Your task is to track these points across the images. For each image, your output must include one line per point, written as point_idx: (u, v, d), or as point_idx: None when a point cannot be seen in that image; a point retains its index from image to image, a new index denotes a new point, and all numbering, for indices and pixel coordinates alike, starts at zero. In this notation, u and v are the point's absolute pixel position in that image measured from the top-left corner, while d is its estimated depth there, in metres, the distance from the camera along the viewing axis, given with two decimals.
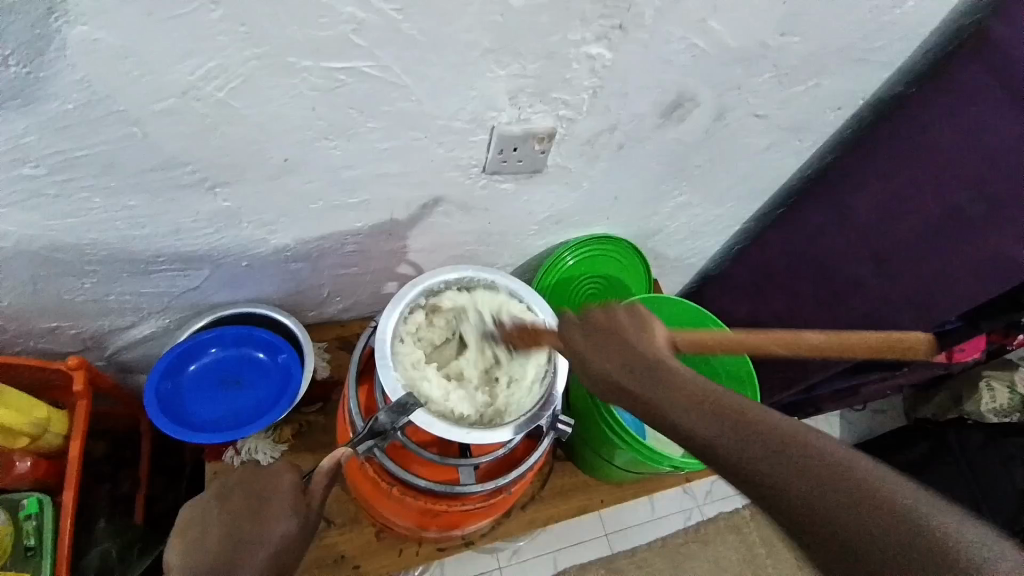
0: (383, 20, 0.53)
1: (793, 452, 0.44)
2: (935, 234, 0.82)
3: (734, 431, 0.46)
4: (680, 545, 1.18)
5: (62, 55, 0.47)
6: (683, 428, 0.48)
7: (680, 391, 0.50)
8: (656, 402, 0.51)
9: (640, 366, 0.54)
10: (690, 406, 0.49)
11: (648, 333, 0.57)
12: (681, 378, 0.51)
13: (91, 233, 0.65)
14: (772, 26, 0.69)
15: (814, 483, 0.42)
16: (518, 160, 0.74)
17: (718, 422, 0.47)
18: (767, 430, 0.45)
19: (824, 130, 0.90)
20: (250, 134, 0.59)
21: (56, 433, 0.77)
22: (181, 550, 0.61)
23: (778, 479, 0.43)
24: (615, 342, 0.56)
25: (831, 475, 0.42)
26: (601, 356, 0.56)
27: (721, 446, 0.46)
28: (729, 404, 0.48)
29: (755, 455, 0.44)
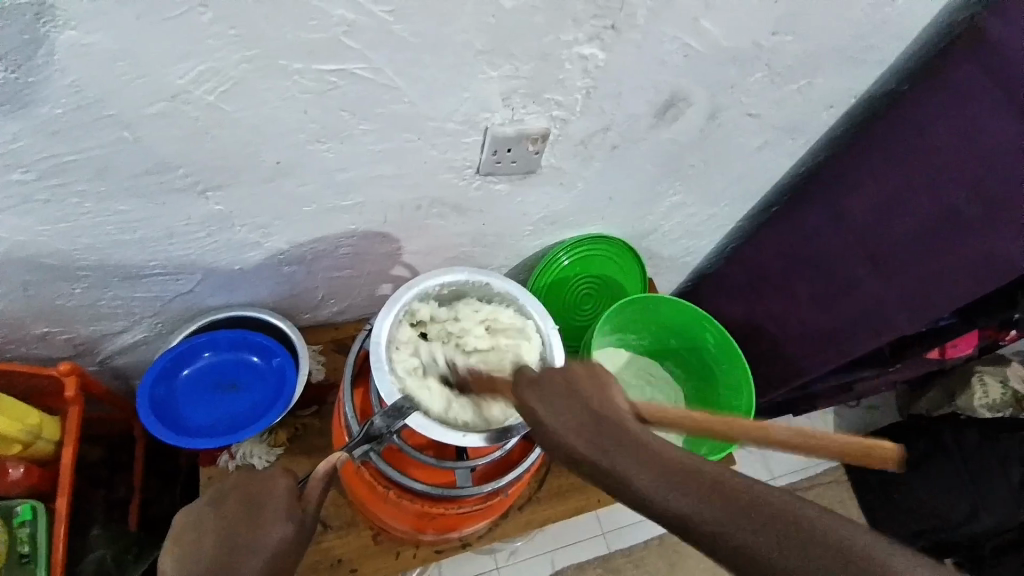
0: (375, 21, 0.52)
1: (787, 526, 0.40)
2: (930, 234, 0.82)
3: (726, 515, 0.41)
4: (678, 543, 1.18)
5: (52, 59, 0.47)
6: (666, 514, 0.43)
7: (656, 470, 0.45)
8: (639, 489, 0.44)
9: (613, 439, 0.47)
10: (672, 485, 0.43)
11: (607, 393, 0.50)
12: (653, 449, 0.46)
13: (82, 238, 0.64)
14: (766, 26, 0.69)
15: (832, 572, 0.38)
16: (512, 161, 0.74)
17: (710, 506, 0.42)
18: (760, 507, 0.41)
19: (817, 128, 0.90)
20: (243, 138, 0.59)
21: (49, 439, 0.76)
22: (176, 556, 0.60)
23: (786, 569, 0.39)
24: (579, 408, 0.49)
25: (841, 557, 0.38)
26: (559, 423, 0.49)
27: (725, 536, 0.41)
28: (711, 477, 0.43)
29: (762, 547, 0.40)
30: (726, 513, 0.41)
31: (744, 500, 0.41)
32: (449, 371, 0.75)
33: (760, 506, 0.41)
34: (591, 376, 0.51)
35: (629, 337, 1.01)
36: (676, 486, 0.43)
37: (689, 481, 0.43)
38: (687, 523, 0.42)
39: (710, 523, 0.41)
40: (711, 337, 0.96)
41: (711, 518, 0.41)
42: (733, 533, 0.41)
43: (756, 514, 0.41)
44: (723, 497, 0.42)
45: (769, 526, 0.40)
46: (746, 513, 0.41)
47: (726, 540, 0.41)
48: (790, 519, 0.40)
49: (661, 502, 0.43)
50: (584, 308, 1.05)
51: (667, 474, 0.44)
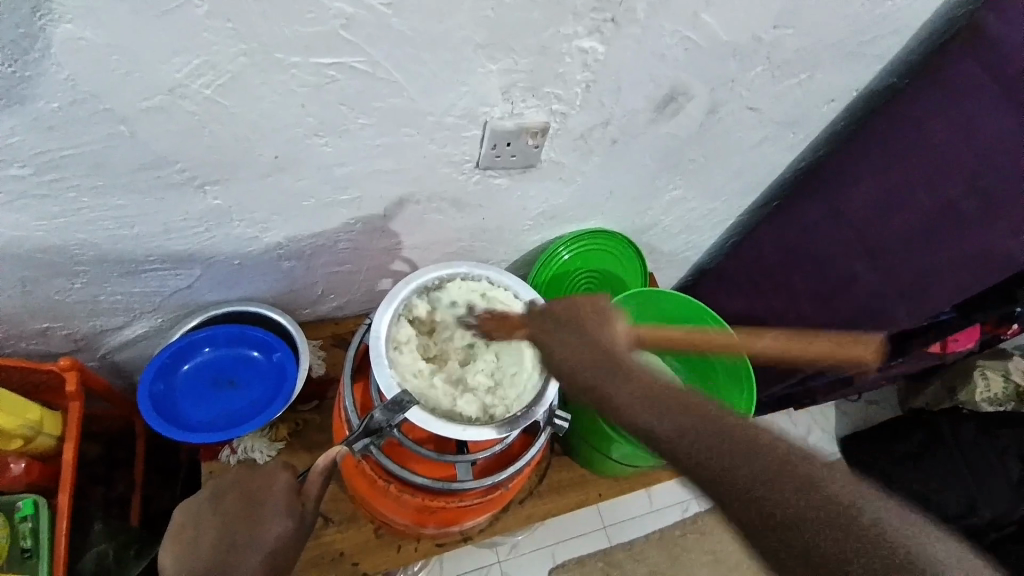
0: (373, 15, 0.52)
1: (720, 430, 0.53)
2: (928, 229, 0.83)
3: (676, 415, 0.55)
4: (678, 537, 1.19)
5: (48, 54, 0.46)
6: (633, 418, 0.56)
7: (635, 386, 0.58)
8: (620, 402, 0.57)
9: (608, 365, 0.60)
10: (644, 396, 0.57)
11: (611, 329, 0.64)
12: (639, 372, 0.59)
13: (79, 233, 0.64)
14: (766, 18, 0.69)
15: (743, 458, 0.51)
16: (511, 156, 0.74)
17: (669, 412, 0.55)
18: (705, 413, 0.55)
19: (818, 122, 0.90)
20: (240, 132, 0.59)
21: (50, 434, 0.76)
22: (176, 554, 0.60)
23: (712, 457, 0.51)
24: (584, 342, 0.63)
25: (758, 449, 0.51)
26: (563, 353, 0.63)
27: (671, 434, 0.54)
28: (674, 391, 0.57)
29: (694, 440, 0.53)
30: (682, 419, 0.54)
31: (695, 409, 0.55)
32: (454, 363, 0.75)
33: (703, 411, 0.55)
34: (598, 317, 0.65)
35: None
36: (648, 398, 0.57)
37: (662, 394, 0.57)
38: (647, 423, 0.55)
39: (663, 423, 0.55)
40: (711, 332, 0.96)
41: (668, 419, 0.55)
42: (681, 430, 0.54)
43: (700, 418, 0.54)
44: (681, 404, 0.55)
45: (706, 428, 0.53)
46: (694, 417, 0.54)
47: (671, 439, 0.54)
48: (721, 420, 0.54)
49: (634, 410, 0.56)
50: None
51: (640, 387, 0.57)
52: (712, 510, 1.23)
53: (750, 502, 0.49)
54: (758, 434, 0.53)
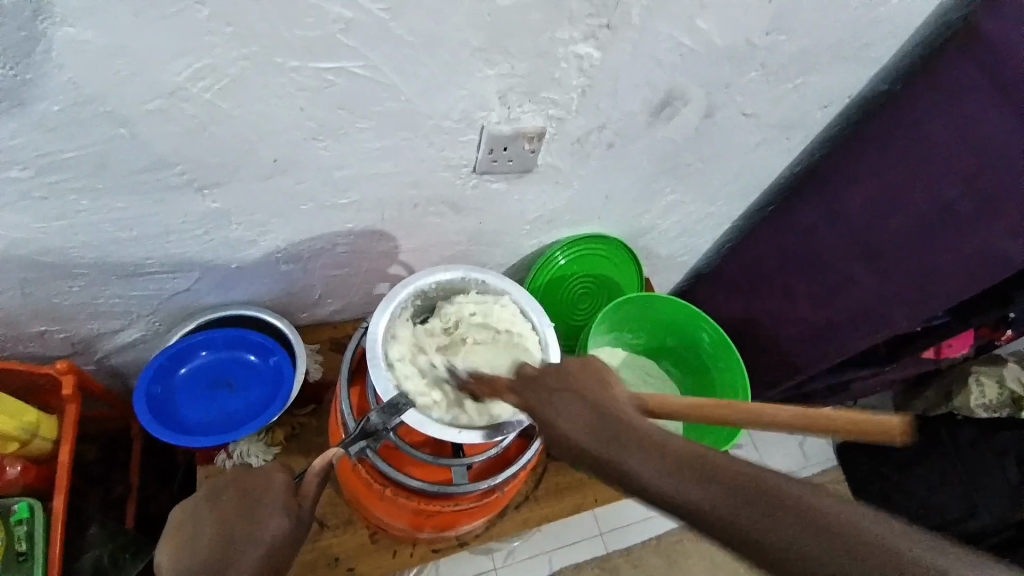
0: (372, 19, 0.53)
1: (751, 492, 0.40)
2: (927, 229, 0.83)
3: (747, 510, 0.39)
4: (675, 543, 1.18)
5: (50, 57, 0.47)
6: (684, 503, 0.41)
7: (688, 474, 0.42)
8: (671, 493, 0.42)
9: (640, 447, 0.45)
10: (701, 481, 0.41)
11: (606, 386, 0.50)
12: (654, 433, 0.45)
13: (78, 236, 0.64)
14: (760, 24, 0.70)
15: (814, 541, 0.38)
16: (509, 160, 0.74)
17: (744, 508, 0.40)
18: (783, 497, 0.39)
19: (812, 128, 0.90)
20: (239, 135, 0.59)
21: (45, 437, 0.76)
22: (172, 552, 0.60)
23: (808, 569, 0.37)
24: (582, 400, 0.49)
25: (777, 502, 0.39)
26: (568, 420, 0.49)
27: (751, 530, 0.39)
28: (734, 472, 0.41)
29: (783, 540, 0.38)
30: (738, 500, 0.40)
31: (773, 492, 0.40)
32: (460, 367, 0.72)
33: (780, 493, 0.40)
34: (577, 362, 0.53)
35: (626, 336, 1.01)
36: (708, 486, 0.41)
37: (723, 480, 0.41)
38: (689, 506, 0.41)
39: (737, 521, 0.39)
40: (709, 337, 0.96)
41: (721, 503, 0.40)
42: (759, 527, 0.39)
43: (790, 512, 0.39)
44: (746, 490, 0.40)
45: (799, 526, 0.38)
46: (771, 512, 0.39)
47: (756, 543, 0.39)
48: (816, 513, 0.39)
49: (690, 499, 0.41)
50: (580, 307, 1.05)
51: (677, 465, 0.42)
52: None
53: (763, 561, 0.39)
54: (853, 526, 0.38)
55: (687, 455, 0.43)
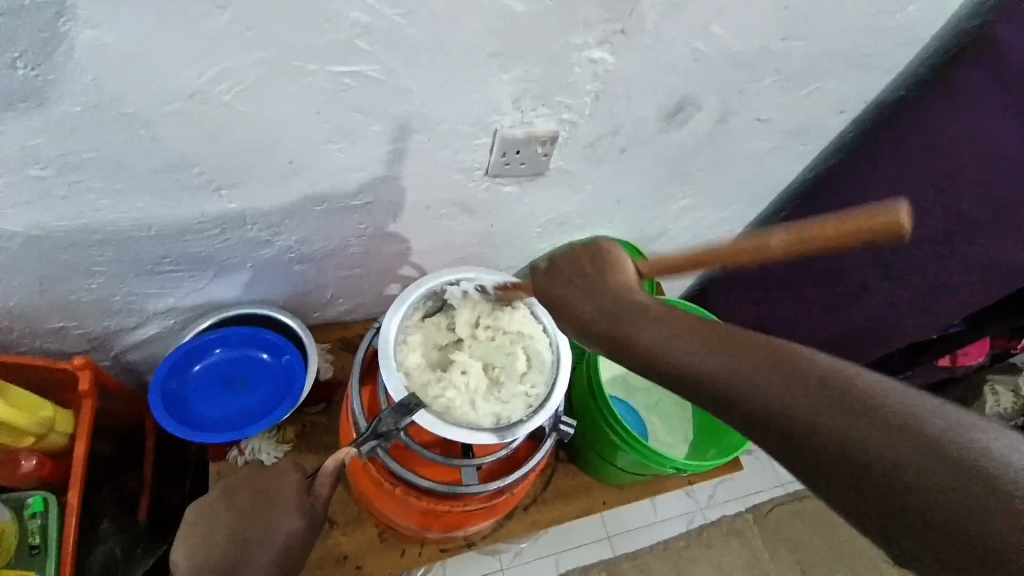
0: (388, 24, 0.53)
1: (746, 352, 0.45)
2: (942, 236, 0.85)
3: (758, 376, 0.43)
4: (683, 548, 1.18)
5: (72, 58, 0.48)
6: (714, 374, 0.45)
7: (720, 351, 0.45)
8: (705, 368, 0.45)
9: (669, 330, 0.49)
10: (735, 361, 0.44)
11: (624, 273, 0.57)
12: (662, 312, 0.51)
13: (97, 234, 0.65)
14: (776, 29, 0.69)
15: (788, 389, 0.41)
16: (521, 163, 0.75)
17: (779, 381, 0.42)
18: (821, 375, 0.41)
19: (828, 133, 0.89)
20: (254, 137, 0.60)
21: (61, 432, 0.77)
22: (189, 549, 0.62)
23: (832, 436, 0.39)
24: (593, 280, 0.57)
25: (770, 361, 0.43)
26: (580, 301, 0.55)
27: (778, 402, 0.41)
28: (765, 350, 0.44)
29: (770, 395, 0.42)
30: (730, 358, 0.45)
31: (777, 356, 0.44)
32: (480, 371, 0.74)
33: (816, 371, 0.42)
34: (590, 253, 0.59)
35: None
36: (742, 361, 0.44)
37: (759, 358, 0.44)
38: (683, 365, 0.46)
39: (769, 395, 0.42)
40: None
41: (715, 363, 0.45)
42: (790, 397, 0.41)
43: (777, 368, 0.43)
44: (784, 367, 0.43)
45: (834, 402, 0.40)
46: (804, 387, 0.41)
47: (774, 412, 0.41)
48: (835, 384, 0.40)
49: (722, 374, 0.44)
50: None
51: (709, 337, 0.47)
52: (718, 521, 1.22)
53: (744, 408, 0.43)
54: (891, 403, 0.39)
55: (722, 338, 0.46)
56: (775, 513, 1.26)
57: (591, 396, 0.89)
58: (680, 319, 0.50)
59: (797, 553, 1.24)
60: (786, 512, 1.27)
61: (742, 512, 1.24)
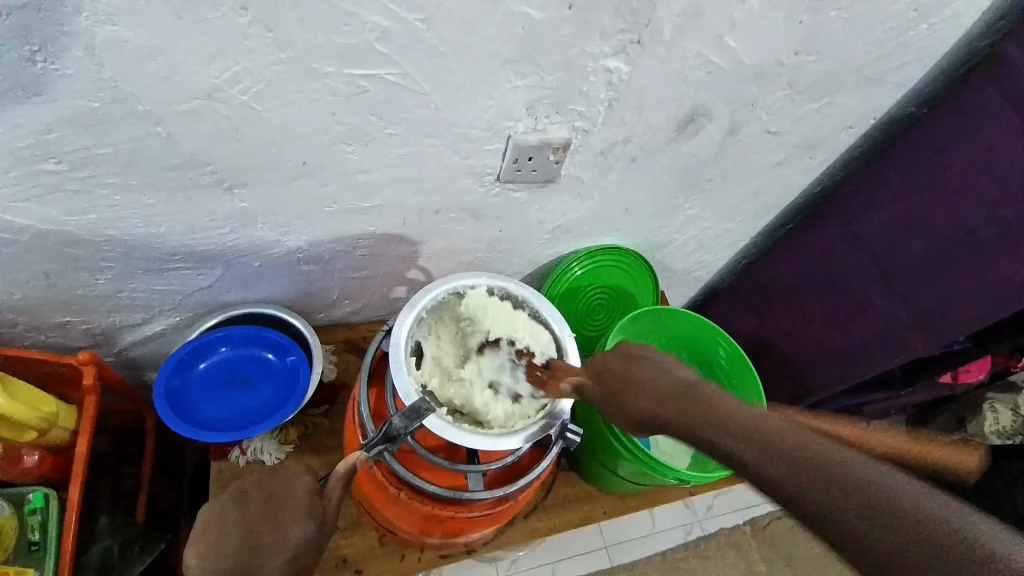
0: (407, 28, 0.53)
1: (757, 436, 0.49)
2: (943, 254, 0.83)
3: (758, 447, 0.48)
4: (680, 559, 1.17)
5: (91, 53, 0.48)
6: (738, 461, 0.49)
7: (731, 433, 0.50)
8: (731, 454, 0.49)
9: (725, 426, 0.50)
10: (765, 453, 0.47)
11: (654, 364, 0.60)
12: (665, 383, 0.57)
13: (106, 230, 0.65)
14: (788, 44, 0.70)
15: (782, 467, 0.46)
16: (532, 170, 0.75)
17: (812, 488, 0.45)
18: (848, 479, 0.44)
19: (835, 148, 0.90)
20: (270, 137, 0.60)
21: (64, 427, 0.77)
22: (200, 551, 0.60)
23: (916, 571, 0.40)
24: (639, 382, 0.58)
25: (773, 443, 0.48)
26: (632, 396, 0.58)
27: (823, 506, 0.44)
28: (778, 428, 0.49)
29: (771, 472, 0.47)
30: (740, 439, 0.49)
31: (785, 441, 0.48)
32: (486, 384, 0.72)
33: (840, 472, 0.45)
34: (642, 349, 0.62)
35: None
36: (750, 439, 0.49)
37: (760, 438, 0.49)
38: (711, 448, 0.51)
39: (767, 469, 0.47)
40: (725, 353, 0.97)
41: (729, 443, 0.49)
42: (849, 517, 0.43)
43: (779, 449, 0.47)
44: (809, 465, 0.46)
45: (835, 490, 0.44)
46: (839, 489, 0.44)
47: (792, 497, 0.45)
48: (833, 468, 0.45)
49: (740, 457, 0.49)
50: (596, 319, 1.05)
51: (712, 419, 0.51)
52: (715, 534, 1.22)
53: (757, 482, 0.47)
54: (882, 487, 0.44)
55: (763, 419, 0.50)
56: (773, 526, 1.26)
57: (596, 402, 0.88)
58: (726, 409, 0.52)
59: (795, 566, 1.24)
60: (784, 525, 1.26)
61: (739, 524, 1.24)
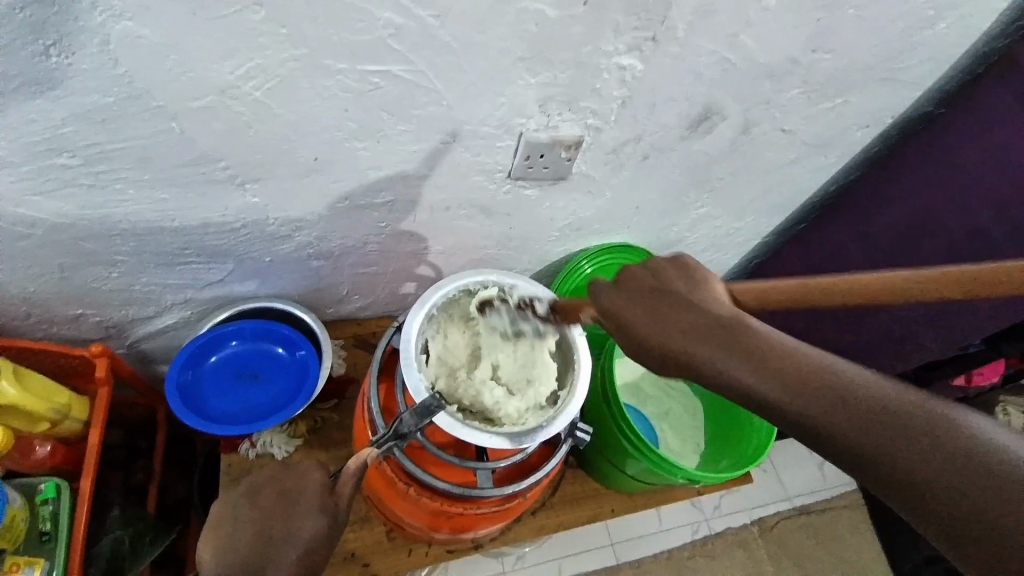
0: (420, 25, 0.53)
1: (786, 366, 0.44)
2: (959, 255, 0.84)
3: (789, 381, 0.44)
4: (687, 558, 1.17)
5: (105, 49, 0.48)
6: (765, 398, 0.44)
7: (762, 370, 0.45)
8: (759, 390, 0.44)
9: (786, 378, 0.44)
10: (797, 387, 0.43)
11: (701, 290, 0.52)
12: (695, 313, 0.50)
13: (120, 224, 0.66)
14: (805, 41, 0.69)
15: (814, 400, 0.42)
16: (543, 167, 0.75)
17: (844, 418, 0.41)
18: (882, 409, 0.41)
19: (850, 146, 0.89)
20: (283, 133, 0.60)
21: (76, 419, 0.78)
22: (215, 546, 0.59)
23: (963, 500, 0.37)
24: (665, 306, 0.52)
25: (802, 375, 0.44)
26: (654, 325, 0.51)
27: (855, 437, 0.41)
28: (845, 377, 0.43)
29: (800, 403, 0.43)
30: (770, 374, 0.44)
31: (813, 371, 0.44)
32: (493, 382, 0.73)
33: (873, 401, 0.41)
34: (661, 279, 0.54)
35: None
36: (779, 373, 0.44)
37: (789, 369, 0.44)
38: (737, 385, 0.45)
39: (796, 402, 0.43)
40: None
41: (758, 377, 0.45)
42: (887, 446, 0.40)
43: (808, 380, 0.43)
44: (843, 395, 0.42)
45: (870, 418, 0.41)
46: (915, 443, 0.39)
47: (819, 428, 0.42)
48: (865, 397, 0.42)
49: (770, 394, 0.44)
50: None
51: (751, 352, 0.46)
52: (722, 533, 1.21)
53: (784, 417, 0.44)
54: (916, 413, 0.40)
55: (809, 355, 0.45)
56: (781, 526, 1.25)
57: (605, 401, 0.88)
58: (786, 354, 0.45)
59: (802, 566, 1.23)
60: (791, 526, 1.26)
61: (746, 524, 1.23)
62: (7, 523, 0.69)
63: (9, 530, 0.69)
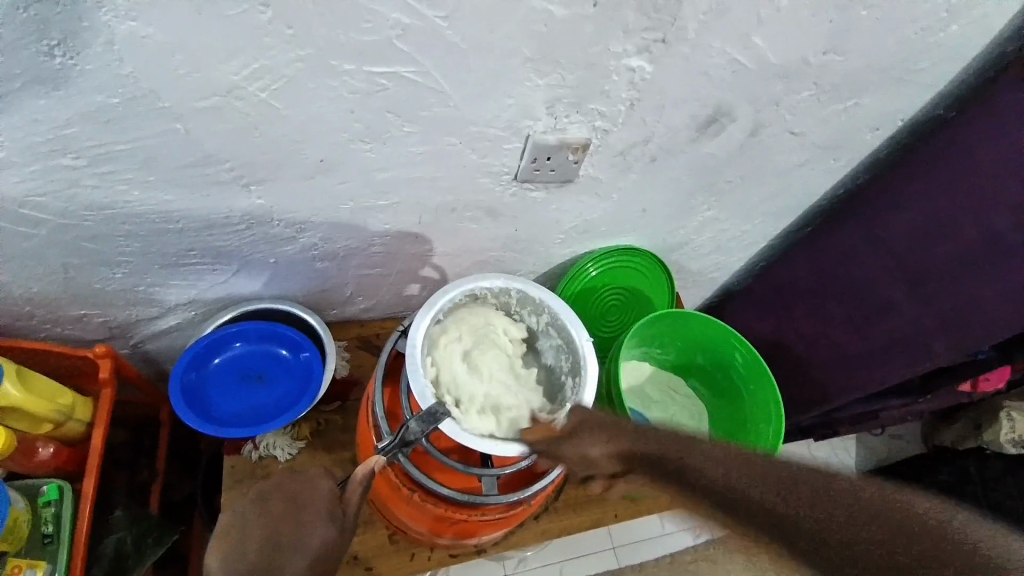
0: (428, 26, 0.53)
1: (767, 474, 0.51)
2: (973, 259, 0.81)
3: (774, 488, 0.50)
4: (688, 562, 1.20)
5: (110, 48, 0.47)
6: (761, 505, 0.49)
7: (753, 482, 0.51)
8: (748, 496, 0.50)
9: (768, 483, 0.51)
10: (781, 491, 0.50)
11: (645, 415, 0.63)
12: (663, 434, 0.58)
13: (125, 225, 0.65)
14: (818, 42, 0.68)
15: (797, 504, 0.49)
16: (550, 169, 0.74)
17: (822, 512, 0.49)
18: (840, 494, 0.51)
19: (860, 149, 0.88)
20: (289, 133, 0.59)
21: (78, 420, 0.77)
22: (222, 554, 0.58)
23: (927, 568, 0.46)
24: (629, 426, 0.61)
25: (779, 481, 0.51)
26: (628, 440, 0.59)
27: (835, 528, 0.48)
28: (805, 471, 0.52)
29: (789, 507, 0.49)
30: (754, 483, 0.51)
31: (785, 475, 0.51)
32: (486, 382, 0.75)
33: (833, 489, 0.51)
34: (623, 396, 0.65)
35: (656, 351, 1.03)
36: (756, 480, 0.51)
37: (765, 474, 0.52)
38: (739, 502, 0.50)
39: (789, 508, 0.49)
40: (742, 359, 0.95)
41: (744, 486, 0.50)
42: (864, 534, 0.48)
43: (783, 484, 0.51)
44: (812, 487, 0.51)
45: (837, 504, 0.50)
46: (891, 526, 0.49)
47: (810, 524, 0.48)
48: (826, 485, 0.51)
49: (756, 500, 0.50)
50: (609, 319, 1.04)
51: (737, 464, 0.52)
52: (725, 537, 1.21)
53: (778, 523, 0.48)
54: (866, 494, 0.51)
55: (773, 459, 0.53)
56: None
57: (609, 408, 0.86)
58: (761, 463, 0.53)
59: None
60: None
61: None
62: (11, 524, 0.69)
63: (13, 532, 0.69)
